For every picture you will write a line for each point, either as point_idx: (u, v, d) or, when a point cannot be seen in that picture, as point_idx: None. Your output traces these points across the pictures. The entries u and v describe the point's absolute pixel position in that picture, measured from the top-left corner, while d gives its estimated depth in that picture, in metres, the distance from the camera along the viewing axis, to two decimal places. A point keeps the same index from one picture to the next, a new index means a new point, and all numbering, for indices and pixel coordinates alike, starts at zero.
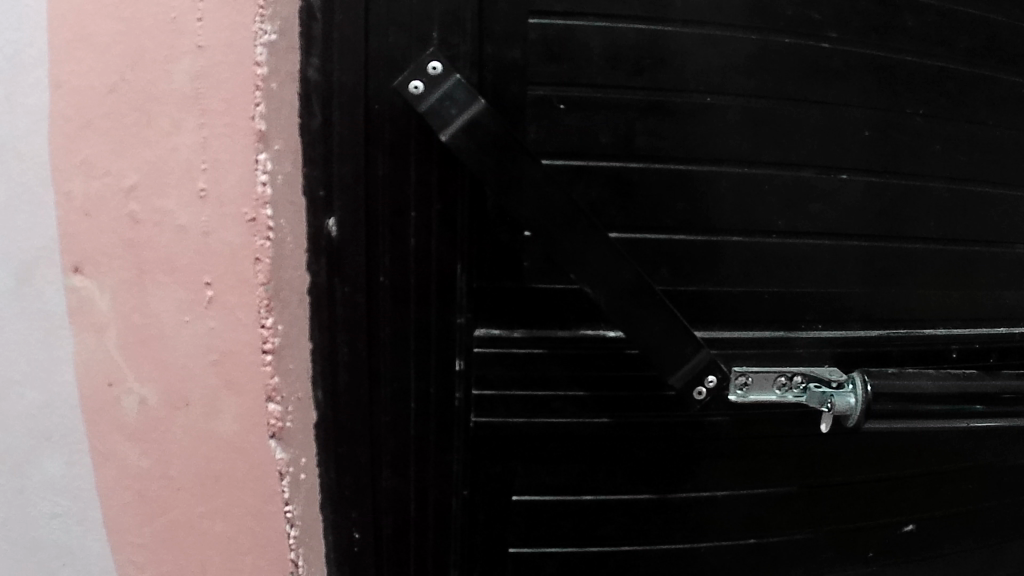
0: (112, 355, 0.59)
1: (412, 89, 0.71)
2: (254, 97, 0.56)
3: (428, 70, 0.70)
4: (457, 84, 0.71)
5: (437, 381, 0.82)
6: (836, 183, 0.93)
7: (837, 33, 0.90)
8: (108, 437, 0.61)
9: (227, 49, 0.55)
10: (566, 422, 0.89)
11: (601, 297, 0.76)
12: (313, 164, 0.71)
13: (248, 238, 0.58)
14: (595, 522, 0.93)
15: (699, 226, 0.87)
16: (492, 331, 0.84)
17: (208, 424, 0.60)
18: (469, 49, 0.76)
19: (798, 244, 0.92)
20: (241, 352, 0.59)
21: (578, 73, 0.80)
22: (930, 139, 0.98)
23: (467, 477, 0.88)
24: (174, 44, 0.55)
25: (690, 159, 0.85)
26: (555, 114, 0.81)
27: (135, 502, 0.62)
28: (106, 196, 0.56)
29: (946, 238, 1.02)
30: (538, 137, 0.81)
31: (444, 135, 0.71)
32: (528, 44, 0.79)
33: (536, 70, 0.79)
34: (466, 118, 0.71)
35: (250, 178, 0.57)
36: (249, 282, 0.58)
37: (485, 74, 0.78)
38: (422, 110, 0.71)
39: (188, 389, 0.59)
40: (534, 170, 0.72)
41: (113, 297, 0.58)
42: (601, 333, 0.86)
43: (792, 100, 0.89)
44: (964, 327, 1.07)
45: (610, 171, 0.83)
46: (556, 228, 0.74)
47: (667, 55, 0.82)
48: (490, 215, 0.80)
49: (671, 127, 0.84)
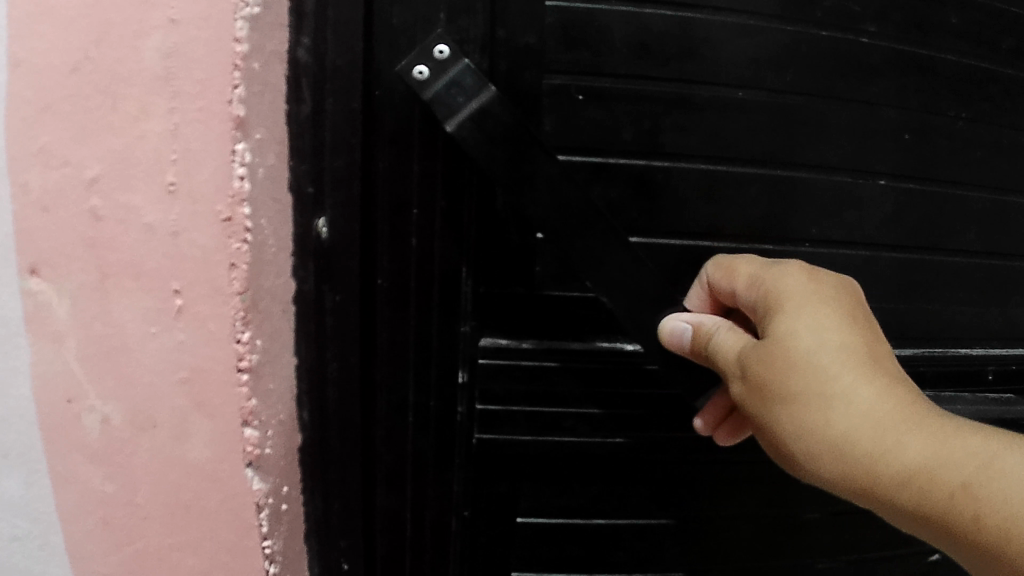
0: (72, 369, 0.51)
1: (416, 74, 0.65)
2: (233, 77, 0.50)
3: (435, 54, 0.65)
4: (465, 69, 0.65)
5: (437, 393, 0.76)
6: (873, 189, 0.86)
7: (876, 27, 0.84)
8: (70, 459, 0.53)
9: (205, 23, 0.49)
10: (579, 442, 0.82)
11: (619, 307, 0.69)
12: (301, 155, 0.63)
13: (222, 240, 0.51)
14: (607, 548, 0.87)
15: (726, 233, 0.81)
16: (499, 341, 0.78)
17: (178, 448, 0.53)
18: (479, 34, 0.69)
19: (833, 254, 0.86)
20: (214, 370, 0.53)
21: (600, 62, 0.73)
22: (970, 146, 0.92)
23: (469, 497, 0.82)
24: (145, 17, 0.47)
25: (718, 158, 0.79)
26: (573, 106, 0.74)
27: (100, 528, 0.55)
28: (66, 188, 0.48)
29: (985, 251, 0.95)
30: (554, 129, 0.74)
31: (449, 125, 0.65)
32: (544, 27, 0.71)
33: (553, 57, 0.72)
34: (474, 106, 0.65)
35: (226, 171, 0.51)
36: (224, 290, 0.52)
37: (497, 61, 0.71)
38: (427, 97, 0.65)
39: (156, 410, 0.52)
40: (549, 165, 0.65)
41: (73, 303, 0.50)
42: (618, 346, 0.79)
43: (828, 99, 0.83)
44: (999, 347, 1.00)
45: (632, 169, 0.76)
46: (572, 230, 0.67)
47: (696, 44, 0.76)
48: (500, 215, 0.73)
49: (698, 123, 0.77)
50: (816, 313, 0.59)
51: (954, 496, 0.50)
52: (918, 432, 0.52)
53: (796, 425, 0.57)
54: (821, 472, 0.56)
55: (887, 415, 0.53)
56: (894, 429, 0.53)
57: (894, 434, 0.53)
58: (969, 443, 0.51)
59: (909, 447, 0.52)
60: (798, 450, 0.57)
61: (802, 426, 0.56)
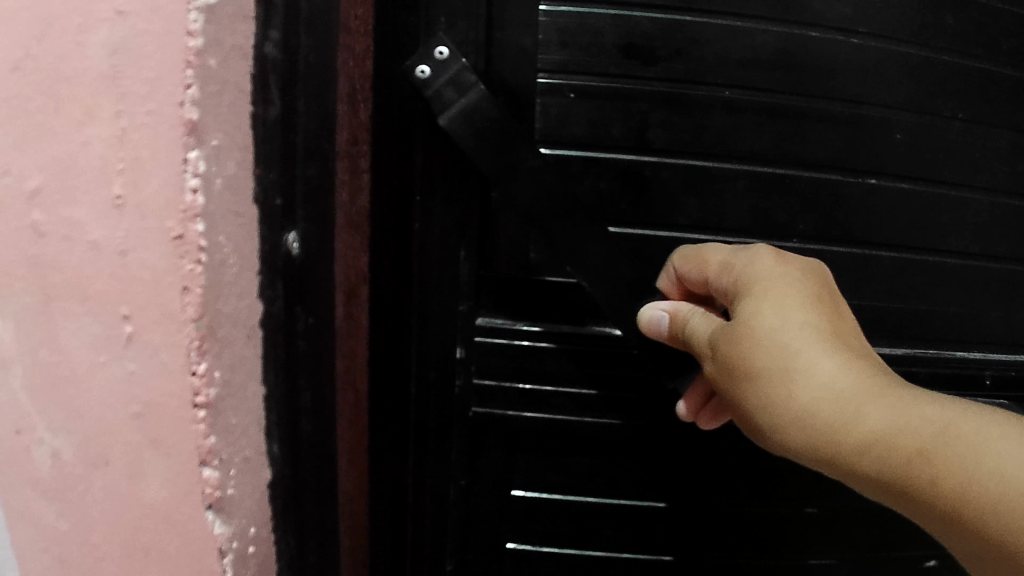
0: (18, 399, 0.47)
1: (418, 72, 0.72)
2: (186, 75, 0.41)
3: (436, 53, 0.72)
4: (463, 68, 0.72)
5: (435, 365, 0.87)
6: (863, 188, 0.84)
7: (867, 29, 0.82)
8: (20, 493, 0.49)
9: (154, 14, 0.40)
10: (567, 419, 0.88)
11: (597, 290, 0.75)
12: (270, 166, 0.50)
13: (174, 262, 0.42)
14: (597, 527, 0.91)
15: (714, 224, 0.83)
16: (494, 321, 0.85)
17: (134, 487, 0.47)
18: (477, 36, 0.76)
19: (821, 251, 0.85)
20: (168, 407, 0.45)
21: (589, 62, 0.78)
22: (969, 148, 0.87)
23: (467, 470, 0.91)
24: (89, 7, 0.40)
25: (705, 152, 0.81)
26: (565, 102, 0.78)
27: (55, 566, 0.51)
28: (4, 202, 0.43)
29: (984, 254, 0.89)
30: (547, 124, 0.79)
31: (442, 118, 0.72)
32: (541, 29, 0.77)
33: (546, 55, 0.77)
34: (465, 102, 0.72)
35: (176, 182, 0.42)
36: (175, 315, 0.43)
37: (491, 58, 0.77)
38: (427, 93, 0.72)
39: (108, 446, 0.47)
40: (531, 158, 0.73)
41: (16, 329, 0.45)
42: (607, 330, 0.84)
43: (818, 99, 0.82)
44: (1007, 349, 0.95)
45: (621, 161, 0.80)
46: (554, 218, 0.74)
47: (686, 42, 0.78)
48: (495, 205, 0.81)
49: (686, 120, 0.80)
50: (776, 300, 0.60)
51: (915, 462, 0.51)
52: (881, 403, 0.54)
53: (761, 402, 0.59)
54: (790, 447, 0.57)
55: (850, 387, 0.55)
56: (857, 400, 0.54)
57: (857, 405, 0.54)
58: (928, 408, 0.53)
59: (872, 416, 0.53)
60: (766, 427, 0.58)
61: (765, 401, 0.58)
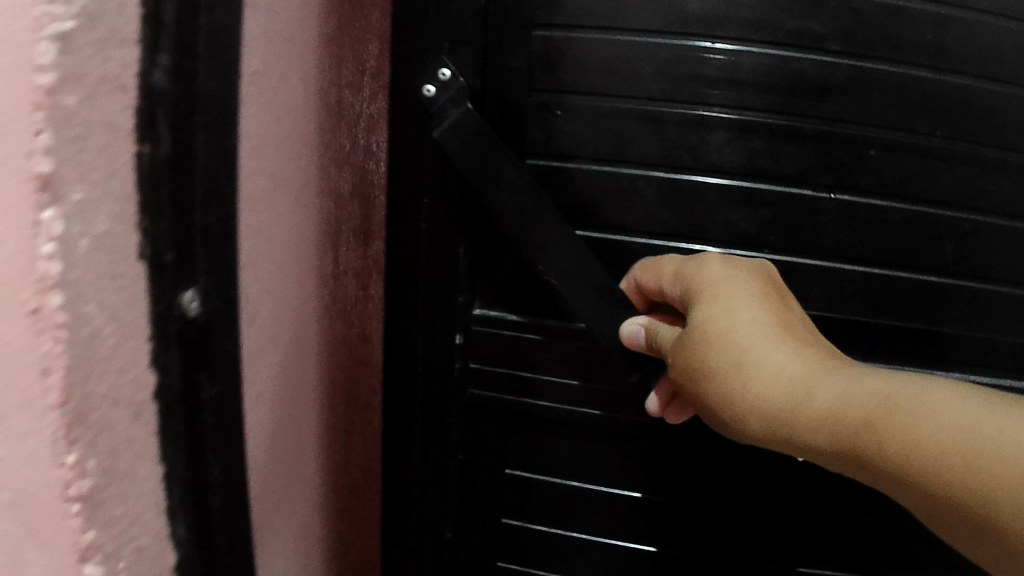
0: None
1: (426, 91, 0.80)
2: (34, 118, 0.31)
3: (439, 74, 0.79)
4: (462, 89, 0.79)
5: (435, 349, 0.90)
6: (833, 206, 0.84)
7: (840, 46, 0.80)
8: None
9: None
10: (547, 407, 0.91)
11: (564, 290, 0.77)
12: (163, 213, 0.41)
13: (30, 340, 0.33)
14: (573, 519, 0.95)
15: (690, 237, 0.86)
16: (490, 311, 0.90)
17: None
18: (475, 60, 0.83)
19: (793, 267, 0.86)
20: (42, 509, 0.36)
21: (575, 80, 0.82)
22: (950, 165, 0.83)
23: (467, 446, 0.95)
24: None
25: (676, 170, 0.84)
26: (552, 119, 0.84)
27: None
28: None
29: (969, 276, 0.86)
30: (535, 139, 0.85)
31: (437, 131, 0.79)
32: (530, 52, 0.82)
33: (537, 76, 0.83)
34: (452, 119, 0.79)
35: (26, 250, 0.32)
36: (36, 405, 0.34)
37: (487, 80, 0.84)
38: (433, 108, 0.80)
39: None
40: (507, 167, 0.77)
41: None
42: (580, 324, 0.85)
43: (788, 116, 0.82)
44: (985, 376, 0.89)
45: (603, 176, 0.85)
46: (522, 218, 0.77)
47: (659, 63, 0.81)
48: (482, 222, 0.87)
49: (655, 139, 0.83)
50: (721, 297, 0.66)
51: (872, 436, 0.51)
52: (818, 377, 0.57)
53: (713, 389, 0.62)
54: (747, 427, 0.60)
55: (794, 369, 0.58)
56: (805, 382, 0.57)
57: (805, 387, 0.57)
58: (879, 382, 0.53)
59: (821, 396, 0.55)
60: (725, 414, 0.62)
61: (717, 394, 0.62)
